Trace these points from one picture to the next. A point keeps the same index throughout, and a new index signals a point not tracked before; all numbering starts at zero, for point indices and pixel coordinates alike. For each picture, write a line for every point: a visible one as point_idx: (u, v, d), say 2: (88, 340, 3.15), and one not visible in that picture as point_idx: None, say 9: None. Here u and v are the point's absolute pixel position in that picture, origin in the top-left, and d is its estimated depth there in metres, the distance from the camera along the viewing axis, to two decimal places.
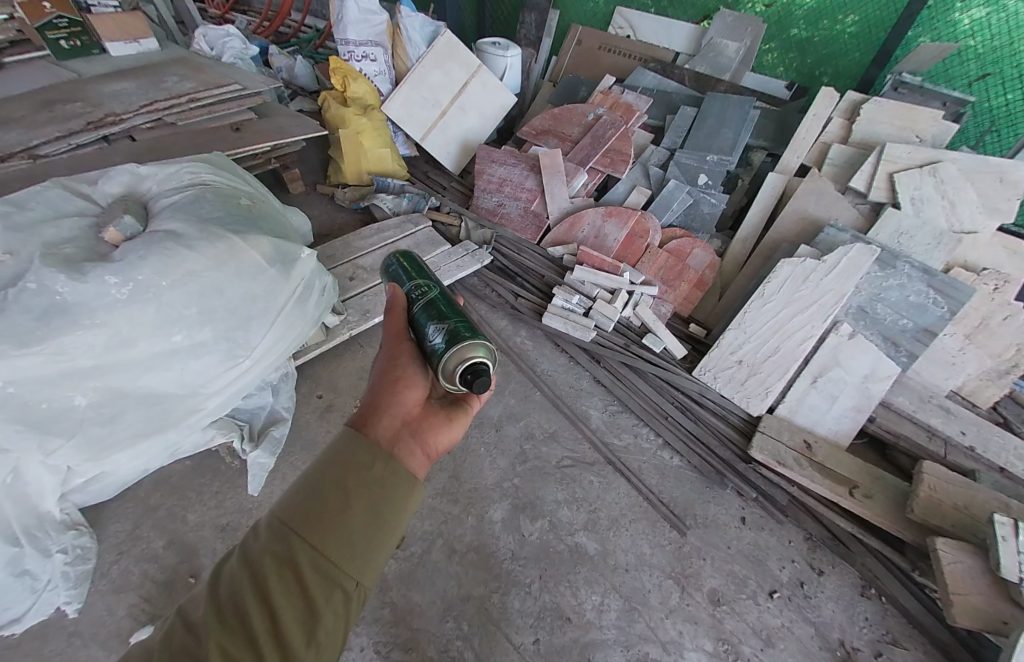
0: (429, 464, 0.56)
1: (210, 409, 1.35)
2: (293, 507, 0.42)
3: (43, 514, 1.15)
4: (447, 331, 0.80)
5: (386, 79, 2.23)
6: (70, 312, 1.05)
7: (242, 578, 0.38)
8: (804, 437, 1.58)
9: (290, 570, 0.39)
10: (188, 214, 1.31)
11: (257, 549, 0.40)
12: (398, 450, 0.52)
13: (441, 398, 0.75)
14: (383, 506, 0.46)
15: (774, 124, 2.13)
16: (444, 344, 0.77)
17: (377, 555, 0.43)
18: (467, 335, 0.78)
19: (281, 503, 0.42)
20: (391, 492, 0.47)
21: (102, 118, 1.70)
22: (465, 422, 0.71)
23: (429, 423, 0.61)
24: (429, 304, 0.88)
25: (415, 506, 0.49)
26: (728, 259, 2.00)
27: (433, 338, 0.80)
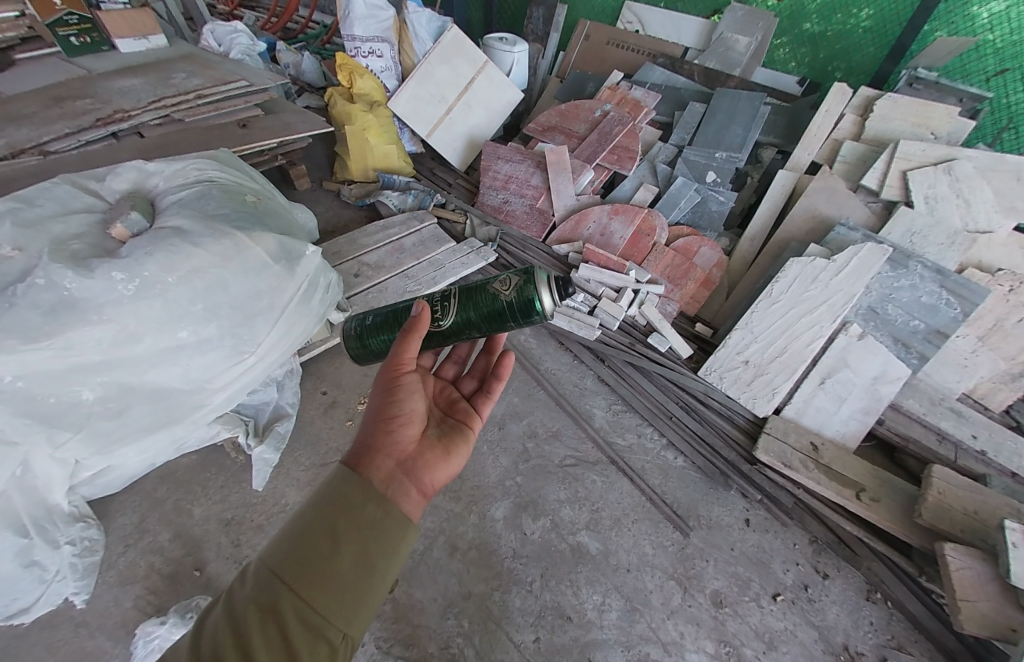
0: (423, 503, 0.57)
1: (216, 405, 1.36)
2: (282, 552, 0.41)
3: (52, 506, 1.17)
4: (517, 279, 0.90)
5: (392, 75, 2.22)
6: (78, 308, 1.06)
7: (223, 630, 0.37)
8: (811, 439, 1.56)
9: (273, 621, 0.37)
10: (194, 211, 1.31)
11: (242, 599, 0.38)
12: (392, 491, 0.53)
13: (439, 428, 0.76)
14: (374, 550, 0.45)
15: (785, 120, 2.08)
16: (527, 286, 0.90)
17: (366, 605, 0.43)
18: (531, 270, 0.91)
19: (270, 547, 0.41)
20: (384, 534, 0.47)
21: (110, 114, 1.71)
22: (460, 457, 0.72)
23: (423, 462, 0.62)
24: (469, 293, 0.95)
25: (406, 549, 0.49)
26: (737, 257, 1.97)
27: (512, 293, 0.90)
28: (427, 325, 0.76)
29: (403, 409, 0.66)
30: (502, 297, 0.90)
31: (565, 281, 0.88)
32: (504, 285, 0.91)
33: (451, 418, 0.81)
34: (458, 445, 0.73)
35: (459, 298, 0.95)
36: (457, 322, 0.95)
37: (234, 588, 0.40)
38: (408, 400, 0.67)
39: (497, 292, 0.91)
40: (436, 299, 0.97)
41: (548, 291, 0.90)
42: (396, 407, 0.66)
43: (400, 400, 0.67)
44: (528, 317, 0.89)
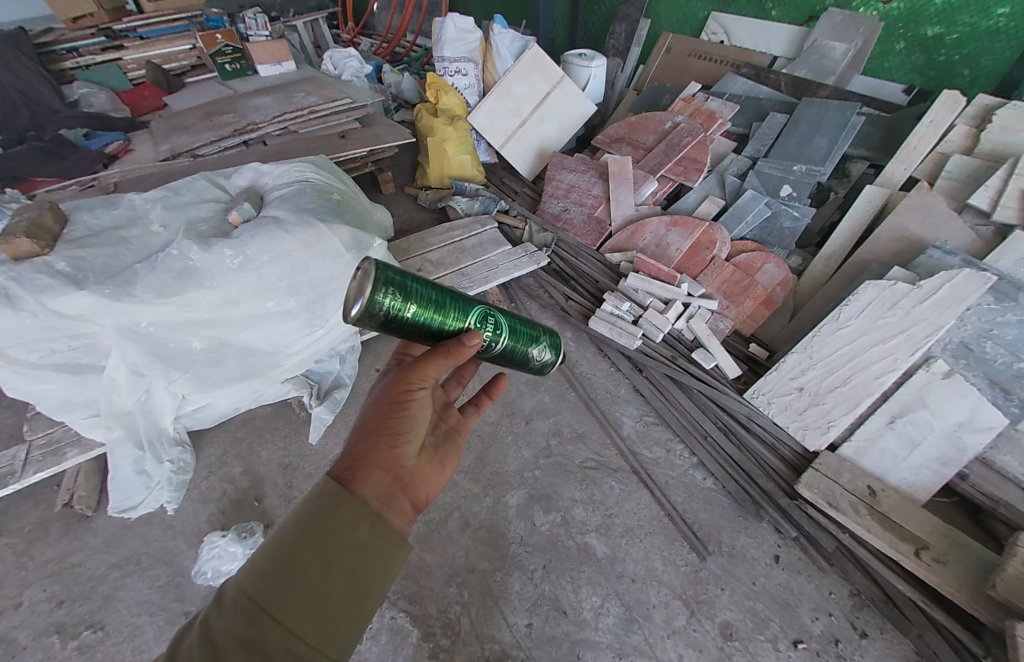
0: (412, 518, 0.60)
1: (288, 367, 1.61)
2: (261, 580, 0.43)
3: (162, 429, 1.49)
4: (547, 353, 1.04)
5: (475, 91, 2.42)
6: (197, 275, 1.35)
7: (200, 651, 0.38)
8: (869, 483, 1.39)
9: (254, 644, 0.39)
10: (291, 204, 1.58)
11: (222, 627, 0.40)
12: (385, 509, 0.56)
13: (436, 434, 0.77)
14: (364, 571, 0.49)
15: (882, 131, 1.88)
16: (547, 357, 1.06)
17: (348, 625, 0.45)
18: (554, 339, 1.07)
19: (247, 574, 0.43)
20: (374, 556, 0.50)
21: (244, 126, 2.11)
22: (453, 466, 0.74)
23: (417, 480, 0.64)
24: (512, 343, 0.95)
25: (395, 567, 0.52)
26: (807, 277, 1.83)
27: (539, 360, 1.03)
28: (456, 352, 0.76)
29: (407, 425, 0.66)
30: (535, 359, 1.01)
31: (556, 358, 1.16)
32: (540, 351, 1.02)
33: (447, 423, 0.82)
34: (453, 455, 0.75)
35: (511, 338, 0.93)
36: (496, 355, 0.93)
37: (213, 615, 0.41)
38: (414, 418, 0.68)
39: (534, 358, 1.01)
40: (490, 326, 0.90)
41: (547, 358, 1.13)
42: (403, 423, 0.66)
43: (407, 417, 0.67)
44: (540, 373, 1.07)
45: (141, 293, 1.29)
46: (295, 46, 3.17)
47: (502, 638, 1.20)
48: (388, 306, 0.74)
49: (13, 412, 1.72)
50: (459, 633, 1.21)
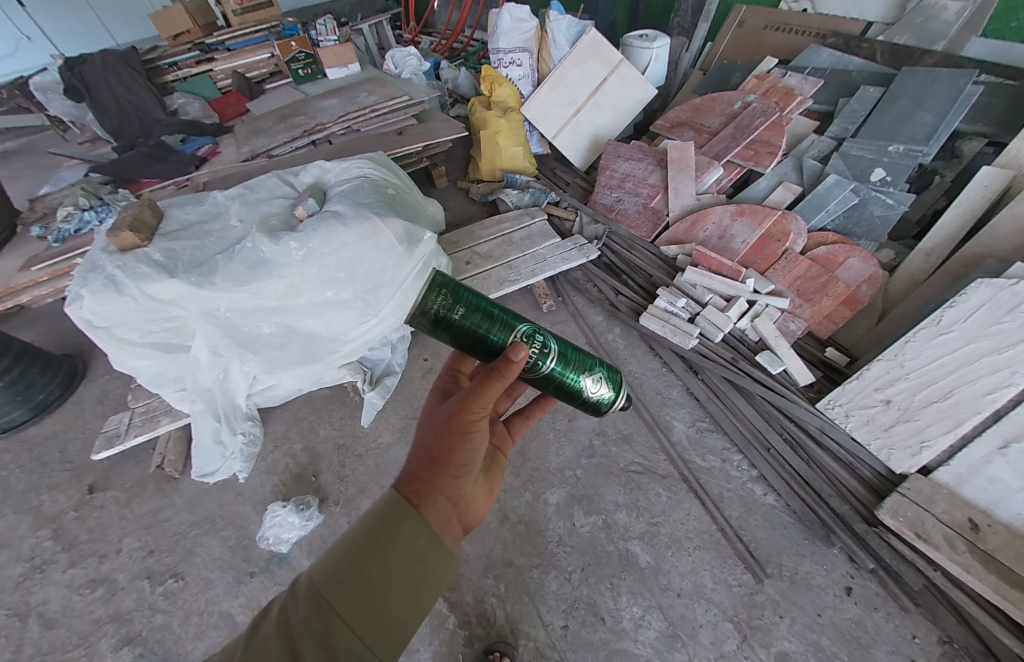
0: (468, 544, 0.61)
1: (344, 352, 1.69)
2: (328, 576, 0.46)
3: (235, 404, 1.62)
4: (608, 388, 0.93)
5: (529, 81, 2.40)
6: (268, 265, 1.45)
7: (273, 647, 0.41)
8: (971, 516, 1.18)
9: (321, 640, 0.42)
10: (350, 199, 1.65)
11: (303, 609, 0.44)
12: (449, 533, 0.56)
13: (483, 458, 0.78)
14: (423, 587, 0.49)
15: (1005, 102, 1.60)
16: (612, 398, 0.94)
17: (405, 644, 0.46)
18: (618, 381, 0.96)
19: (319, 570, 0.46)
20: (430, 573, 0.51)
21: (313, 126, 2.25)
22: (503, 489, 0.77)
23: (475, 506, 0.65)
24: (566, 361, 0.86)
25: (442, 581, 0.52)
26: (902, 273, 1.60)
27: (600, 398, 0.92)
28: (518, 372, 0.68)
29: (469, 456, 0.64)
30: (589, 396, 0.90)
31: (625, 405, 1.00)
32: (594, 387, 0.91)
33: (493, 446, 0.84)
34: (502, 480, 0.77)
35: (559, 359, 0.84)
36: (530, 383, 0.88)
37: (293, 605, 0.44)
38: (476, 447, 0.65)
39: (588, 388, 0.89)
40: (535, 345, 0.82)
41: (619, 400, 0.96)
42: (466, 455, 0.64)
43: (469, 446, 0.65)
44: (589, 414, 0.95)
45: (220, 282, 1.41)
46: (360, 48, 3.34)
47: (536, 637, 1.19)
48: (438, 306, 0.76)
49: (121, 385, 1.98)
50: (494, 627, 1.21)
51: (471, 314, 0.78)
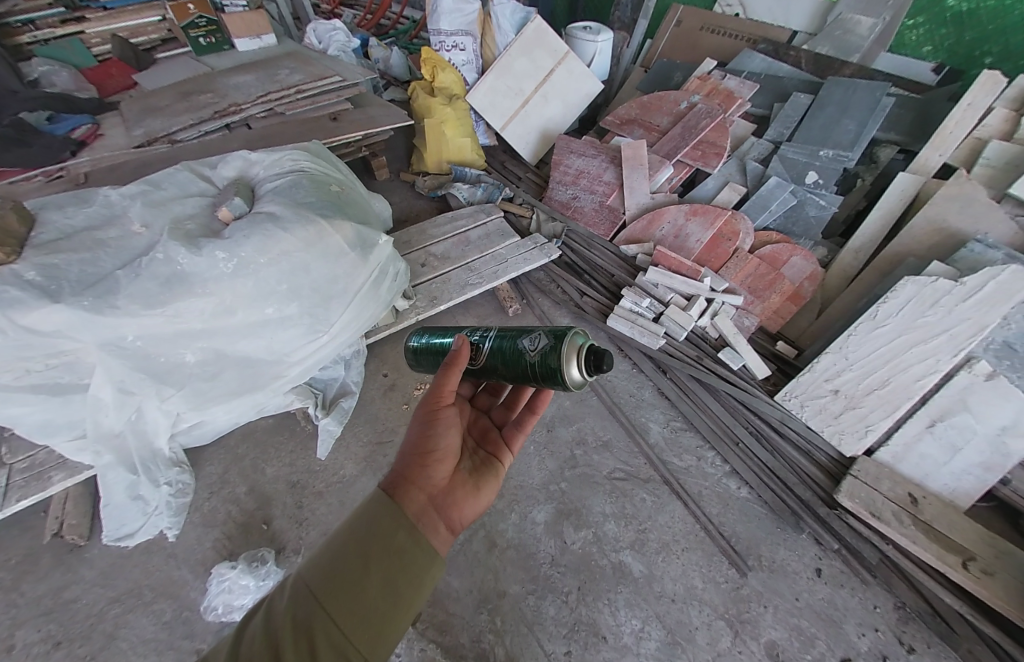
0: (449, 538, 0.63)
1: (291, 376, 1.46)
2: (314, 575, 0.47)
3: (155, 449, 1.36)
4: (548, 341, 0.83)
5: (473, 68, 2.25)
6: (187, 281, 1.19)
7: (257, 643, 0.41)
8: (910, 491, 1.36)
9: (304, 634, 0.43)
10: (286, 198, 1.40)
11: (282, 612, 0.44)
12: (422, 523, 0.59)
13: (473, 460, 0.82)
14: (403, 583, 0.50)
15: (912, 115, 1.79)
16: (556, 348, 0.81)
17: (386, 641, 0.47)
18: (567, 331, 0.82)
19: (308, 567, 0.47)
20: (410, 567, 0.52)
21: (225, 108, 1.93)
22: (490, 489, 0.78)
23: (452, 499, 0.68)
24: (504, 338, 0.91)
25: (428, 580, 0.54)
26: (835, 270, 1.75)
27: (541, 353, 0.83)
28: (468, 358, 0.79)
29: (437, 446, 0.71)
30: (527, 355, 0.84)
31: (598, 356, 0.77)
32: (532, 345, 0.85)
33: (483, 449, 0.86)
34: (490, 480, 0.79)
35: (491, 340, 0.93)
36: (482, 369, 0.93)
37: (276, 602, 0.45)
38: (443, 436, 0.73)
39: (524, 348, 0.86)
40: (474, 338, 0.97)
41: (573, 359, 0.80)
42: (432, 443, 0.71)
43: (436, 435, 0.73)
44: (548, 381, 0.83)
45: (125, 304, 1.13)
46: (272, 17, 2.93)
47: None
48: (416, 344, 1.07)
49: None
50: None
51: (434, 341, 1.04)
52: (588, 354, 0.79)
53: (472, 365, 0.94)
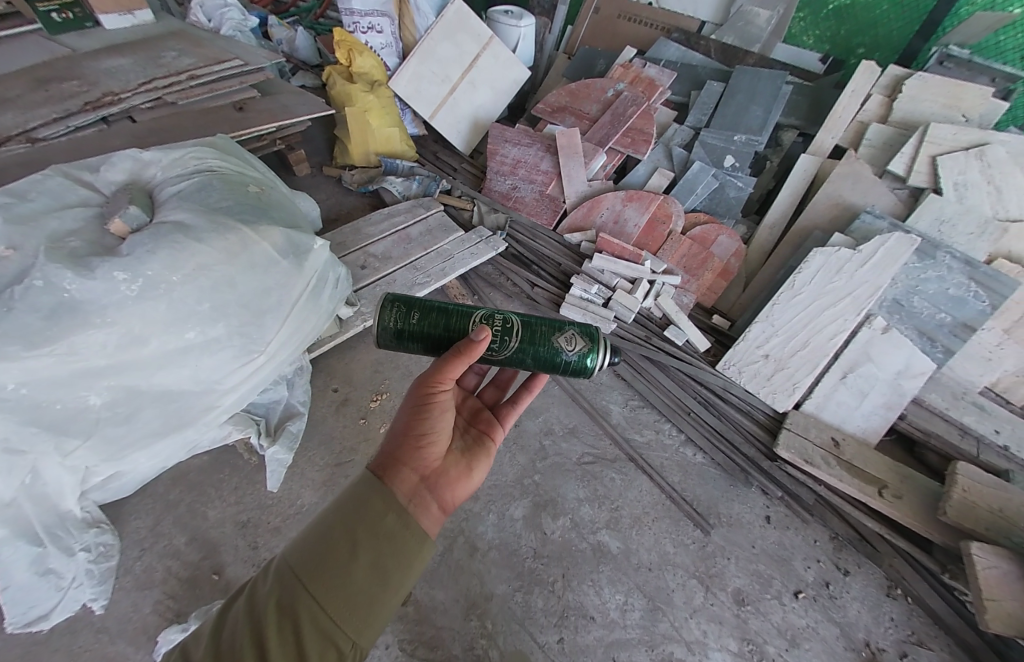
0: (441, 518, 0.60)
1: (227, 406, 1.26)
2: (297, 556, 0.44)
3: (64, 512, 1.12)
4: (584, 341, 0.90)
5: (393, 52, 2.14)
6: (80, 311, 0.97)
7: (242, 625, 0.39)
8: (832, 435, 1.52)
9: (289, 620, 0.40)
10: (195, 204, 1.21)
11: (265, 595, 0.41)
12: (413, 505, 0.55)
13: (465, 440, 0.80)
14: (392, 566, 0.46)
15: (807, 101, 2.00)
16: (592, 350, 0.90)
17: (376, 623, 0.44)
18: (595, 331, 0.92)
19: (292, 548, 0.44)
20: (400, 549, 0.48)
21: (99, 99, 1.67)
22: (482, 469, 0.76)
23: (444, 479, 0.65)
24: (533, 330, 0.89)
25: (420, 562, 0.50)
26: (755, 246, 1.91)
27: (578, 352, 0.90)
28: (482, 351, 0.75)
29: (430, 427, 0.67)
30: (564, 354, 0.89)
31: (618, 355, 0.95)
32: (569, 343, 0.89)
33: (474, 428, 0.85)
34: (483, 459, 0.77)
35: (523, 333, 0.88)
36: (507, 361, 0.88)
37: (260, 583, 0.43)
38: (437, 419, 0.68)
39: (561, 346, 0.89)
40: (495, 325, 0.88)
41: (604, 356, 0.92)
42: (425, 426, 0.67)
43: (430, 418, 0.68)
44: (578, 377, 0.92)
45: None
46: None
47: None
48: (396, 319, 0.89)
49: None
50: None
51: (440, 322, 0.88)
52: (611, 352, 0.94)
53: (494, 356, 0.87)
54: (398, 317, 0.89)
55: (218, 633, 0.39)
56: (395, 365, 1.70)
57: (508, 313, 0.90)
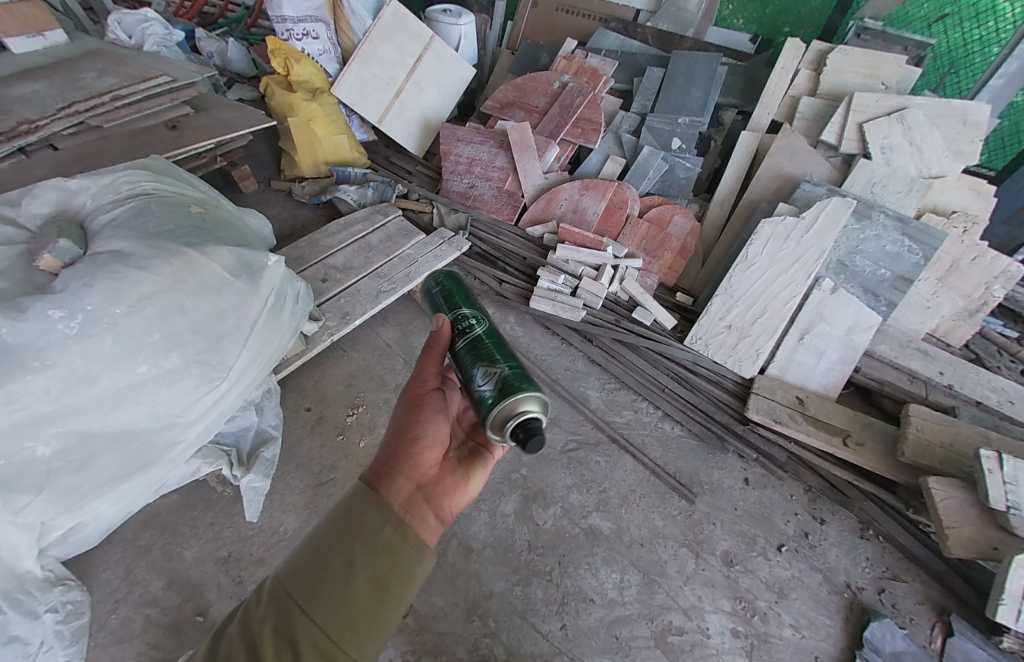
0: (441, 528, 0.57)
1: (192, 439, 1.20)
2: (292, 573, 0.41)
3: (22, 574, 1.02)
4: (497, 384, 0.74)
5: (332, 58, 2.10)
6: (14, 356, 0.90)
7: (236, 648, 0.37)
8: (796, 393, 1.60)
9: (285, 641, 0.38)
10: (133, 230, 1.14)
11: (260, 617, 0.39)
12: (411, 516, 0.52)
13: (463, 447, 0.76)
14: (389, 581, 0.44)
15: (742, 80, 2.09)
16: (499, 398, 0.72)
17: (375, 642, 0.41)
18: (520, 386, 0.72)
19: (287, 567, 0.42)
20: (398, 564, 0.45)
21: (13, 127, 1.55)
22: (481, 477, 0.73)
23: (443, 487, 0.62)
24: (478, 346, 0.82)
25: (420, 576, 0.47)
26: (709, 222, 1.98)
27: (484, 391, 0.75)
28: (445, 340, 0.81)
29: (426, 430, 0.65)
30: (475, 382, 0.77)
31: (525, 432, 0.70)
32: (484, 378, 0.76)
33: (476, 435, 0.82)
34: (482, 466, 0.74)
35: (467, 339, 0.84)
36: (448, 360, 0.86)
37: (254, 604, 0.41)
38: (431, 422, 0.66)
39: (479, 374, 0.77)
40: (460, 322, 0.88)
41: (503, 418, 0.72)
42: (421, 429, 0.65)
43: (424, 420, 0.66)
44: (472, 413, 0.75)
45: None
46: (54, 10, 2.39)
47: (540, 652, 1.15)
48: None
49: None
50: None
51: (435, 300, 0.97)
52: (520, 421, 0.72)
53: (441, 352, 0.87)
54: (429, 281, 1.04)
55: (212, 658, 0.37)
56: (370, 377, 1.67)
57: (478, 322, 0.88)
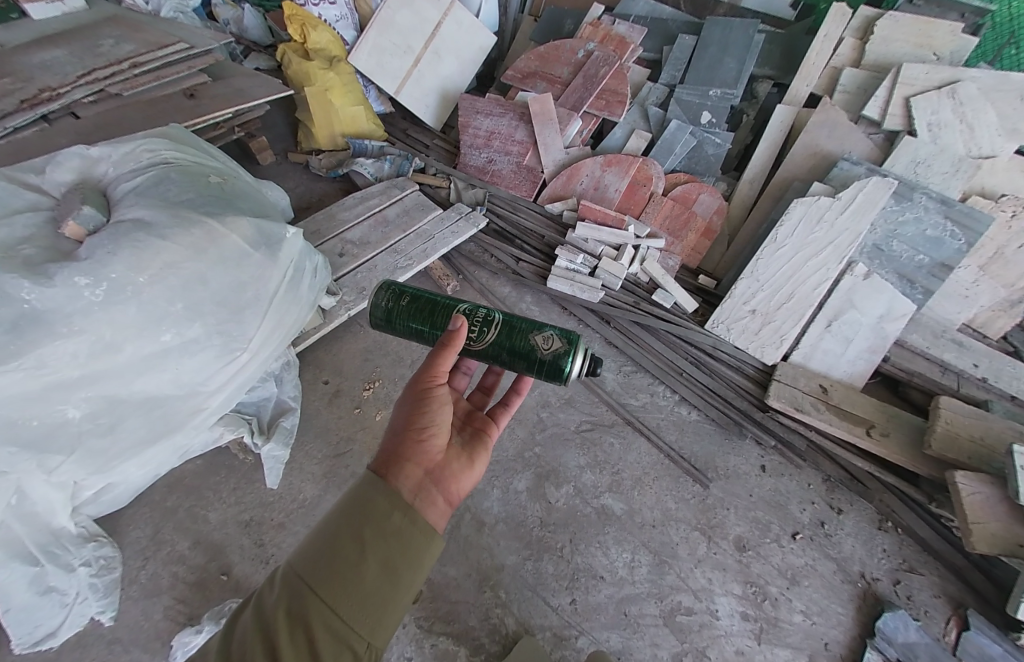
0: (448, 512, 0.58)
1: (214, 407, 1.22)
2: (305, 559, 0.41)
3: (58, 529, 1.08)
4: (562, 342, 0.86)
5: (349, 24, 2.04)
6: (43, 321, 0.91)
7: (250, 635, 0.36)
8: (820, 382, 1.56)
9: (300, 625, 0.37)
10: (154, 199, 1.14)
11: (273, 603, 0.39)
12: (420, 501, 0.53)
13: (462, 436, 0.77)
14: (400, 563, 0.44)
15: (780, 50, 1.97)
16: (570, 353, 0.86)
17: (387, 623, 0.41)
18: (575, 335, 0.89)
19: (298, 554, 0.41)
20: (408, 547, 0.46)
21: (35, 95, 1.55)
22: (482, 463, 0.74)
23: (448, 473, 0.63)
24: (512, 329, 0.88)
25: (430, 557, 0.48)
26: (737, 201, 1.89)
27: (554, 353, 0.85)
28: (464, 340, 0.75)
29: (431, 420, 0.65)
30: (540, 352, 0.86)
31: (597, 363, 0.90)
32: (544, 342, 0.86)
33: (472, 423, 0.82)
34: (483, 453, 0.75)
35: (502, 326, 0.88)
36: (484, 351, 0.88)
37: (267, 592, 0.40)
38: (436, 413, 0.66)
39: (536, 344, 0.86)
40: (476, 318, 0.89)
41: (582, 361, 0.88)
42: (426, 419, 0.65)
43: (429, 412, 0.66)
44: (551, 380, 0.87)
45: None
46: None
47: (550, 624, 1.18)
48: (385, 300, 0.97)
49: None
50: (509, 635, 1.16)
51: (426, 309, 0.93)
52: (590, 359, 0.89)
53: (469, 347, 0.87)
54: (390, 298, 0.96)
55: (225, 647, 0.36)
56: (385, 352, 1.68)
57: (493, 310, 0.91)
